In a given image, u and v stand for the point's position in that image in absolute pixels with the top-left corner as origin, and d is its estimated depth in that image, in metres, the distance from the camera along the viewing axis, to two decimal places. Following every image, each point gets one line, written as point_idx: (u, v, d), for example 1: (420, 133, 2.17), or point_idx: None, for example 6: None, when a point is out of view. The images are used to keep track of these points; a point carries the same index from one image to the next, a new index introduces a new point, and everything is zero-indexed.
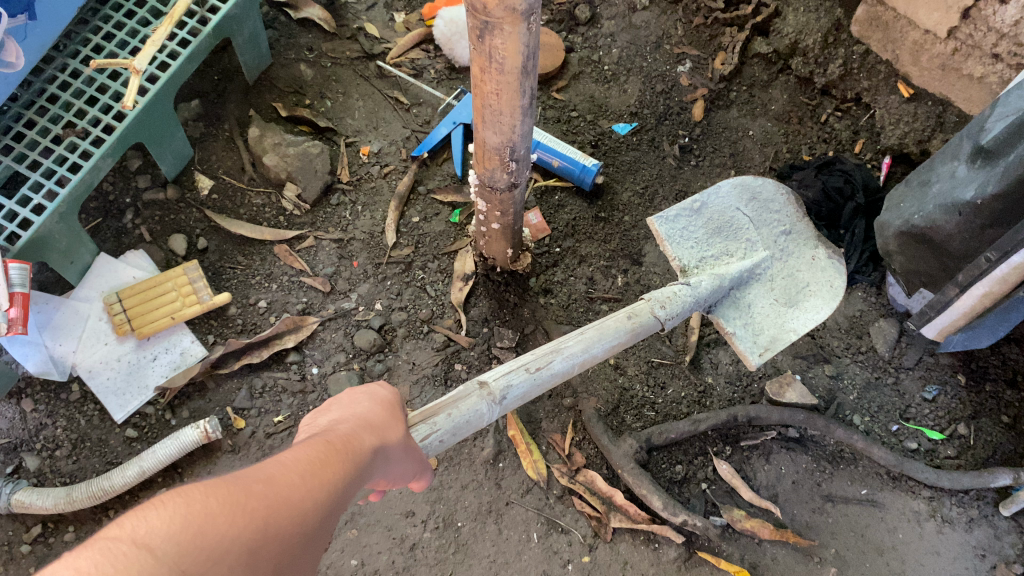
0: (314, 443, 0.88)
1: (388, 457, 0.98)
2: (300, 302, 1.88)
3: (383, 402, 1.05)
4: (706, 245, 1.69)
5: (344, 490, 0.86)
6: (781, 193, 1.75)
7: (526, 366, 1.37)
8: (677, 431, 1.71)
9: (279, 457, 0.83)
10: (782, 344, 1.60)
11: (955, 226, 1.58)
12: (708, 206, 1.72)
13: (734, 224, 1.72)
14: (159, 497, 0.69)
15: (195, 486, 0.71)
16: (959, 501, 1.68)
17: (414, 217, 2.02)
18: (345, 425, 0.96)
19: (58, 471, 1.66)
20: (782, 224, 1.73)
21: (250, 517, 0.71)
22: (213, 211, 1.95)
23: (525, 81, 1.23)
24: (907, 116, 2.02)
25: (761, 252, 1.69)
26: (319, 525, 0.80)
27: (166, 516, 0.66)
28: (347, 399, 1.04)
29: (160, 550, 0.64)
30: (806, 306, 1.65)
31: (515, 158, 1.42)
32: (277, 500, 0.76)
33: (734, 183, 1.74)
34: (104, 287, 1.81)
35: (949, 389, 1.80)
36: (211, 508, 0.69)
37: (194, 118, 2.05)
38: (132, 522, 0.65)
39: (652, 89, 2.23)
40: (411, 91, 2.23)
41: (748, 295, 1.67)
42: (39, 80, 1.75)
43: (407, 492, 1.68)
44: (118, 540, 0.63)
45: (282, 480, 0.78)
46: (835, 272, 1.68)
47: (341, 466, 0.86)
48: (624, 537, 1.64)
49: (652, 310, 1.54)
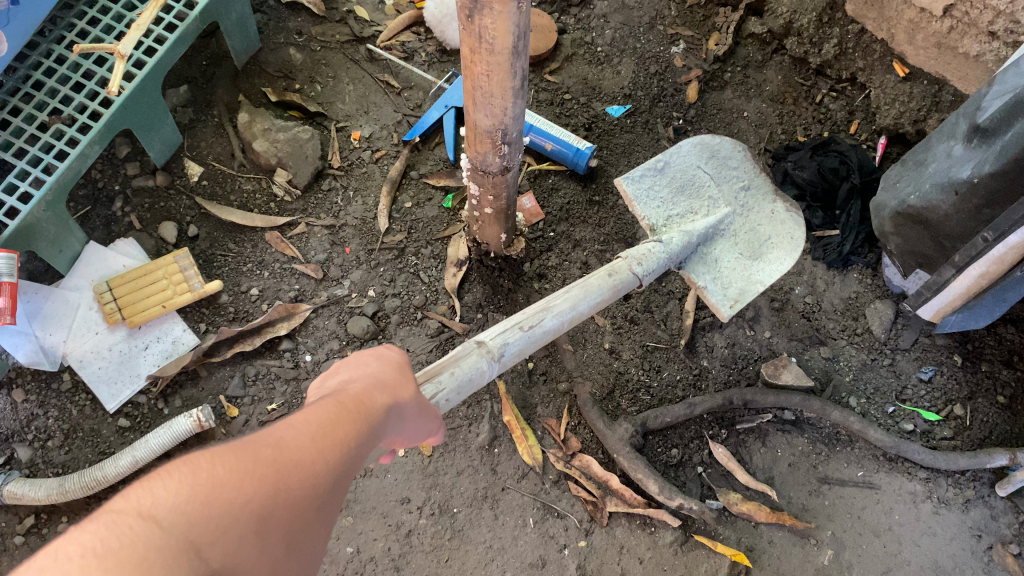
0: (325, 404, 0.87)
1: (401, 415, 0.97)
2: (292, 290, 1.86)
3: (392, 363, 1.03)
4: (672, 204, 1.69)
5: (357, 452, 0.85)
6: (738, 150, 1.75)
7: (519, 324, 1.36)
8: (673, 414, 1.70)
9: (288, 421, 0.82)
10: (751, 295, 1.61)
11: (951, 206, 1.57)
12: (671, 165, 1.71)
13: (695, 181, 1.72)
14: (163, 469, 0.68)
15: (201, 454, 0.70)
16: (955, 482, 1.68)
17: (407, 202, 2.01)
18: (357, 383, 0.94)
19: (50, 462, 1.65)
20: (742, 180, 1.73)
21: (260, 484, 0.71)
22: (203, 198, 1.93)
23: (516, 62, 1.21)
24: (903, 95, 1.98)
25: (724, 208, 1.70)
26: (332, 487, 0.79)
27: (172, 487, 0.65)
28: (355, 361, 1.02)
29: (166, 521, 0.62)
30: (770, 258, 1.65)
31: (507, 141, 1.41)
32: (287, 465, 0.74)
33: (695, 141, 1.73)
34: (94, 276, 1.80)
35: (946, 370, 1.79)
36: (217, 477, 0.68)
37: (182, 104, 2.02)
38: (137, 494, 0.64)
39: (646, 71, 2.21)
40: (402, 74, 2.20)
41: (714, 251, 1.67)
42: (23, 66, 1.72)
43: (402, 479, 1.67)
44: (124, 513, 0.62)
45: (292, 444, 0.77)
46: (795, 223, 1.69)
47: (354, 425, 0.85)
48: (621, 521, 1.64)
49: (630, 267, 1.54)
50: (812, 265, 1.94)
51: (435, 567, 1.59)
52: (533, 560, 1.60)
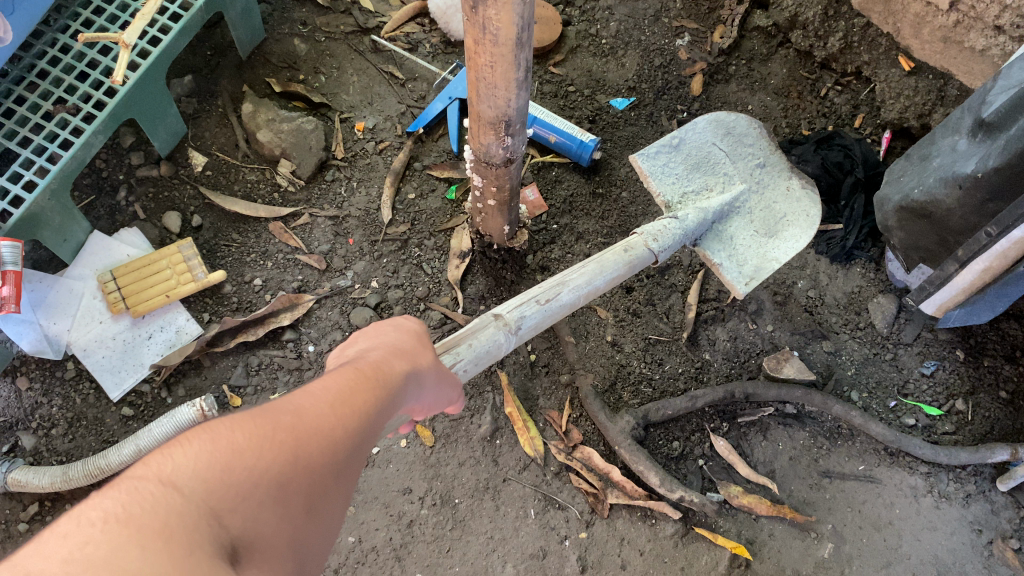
0: (345, 371, 0.88)
1: (421, 381, 0.98)
2: (296, 280, 1.87)
3: (410, 333, 1.04)
4: (687, 180, 1.69)
5: (378, 417, 0.86)
6: (753, 126, 1.75)
7: (536, 298, 1.37)
8: (674, 407, 1.71)
9: (307, 388, 0.83)
10: (767, 272, 1.62)
11: (955, 200, 1.56)
12: (686, 142, 1.71)
13: (711, 158, 1.72)
14: (184, 436, 0.70)
15: (222, 422, 0.72)
16: (956, 477, 1.68)
17: (410, 193, 2.01)
18: (375, 352, 0.96)
19: (55, 450, 1.66)
20: (757, 157, 1.73)
21: (280, 451, 0.72)
22: (207, 187, 1.94)
23: (520, 53, 1.20)
24: (908, 89, 1.98)
25: (739, 184, 1.70)
26: (351, 453, 0.81)
27: (192, 455, 0.66)
28: (374, 331, 1.03)
29: (186, 487, 0.64)
30: (785, 236, 1.66)
31: (512, 131, 1.40)
32: (306, 432, 0.76)
33: (709, 118, 1.74)
34: (98, 266, 1.80)
35: (948, 364, 1.79)
36: (236, 445, 0.70)
37: (186, 94, 2.02)
38: (158, 462, 0.65)
39: (650, 63, 2.20)
40: (405, 65, 2.20)
41: (728, 228, 1.68)
42: (28, 55, 1.73)
43: (404, 469, 1.68)
44: (145, 479, 0.63)
45: (312, 411, 0.78)
46: (811, 201, 1.69)
47: (373, 391, 0.87)
48: (622, 513, 1.65)
49: (644, 243, 1.55)
50: (816, 259, 1.94)
51: (435, 557, 1.60)
52: (533, 551, 1.61)
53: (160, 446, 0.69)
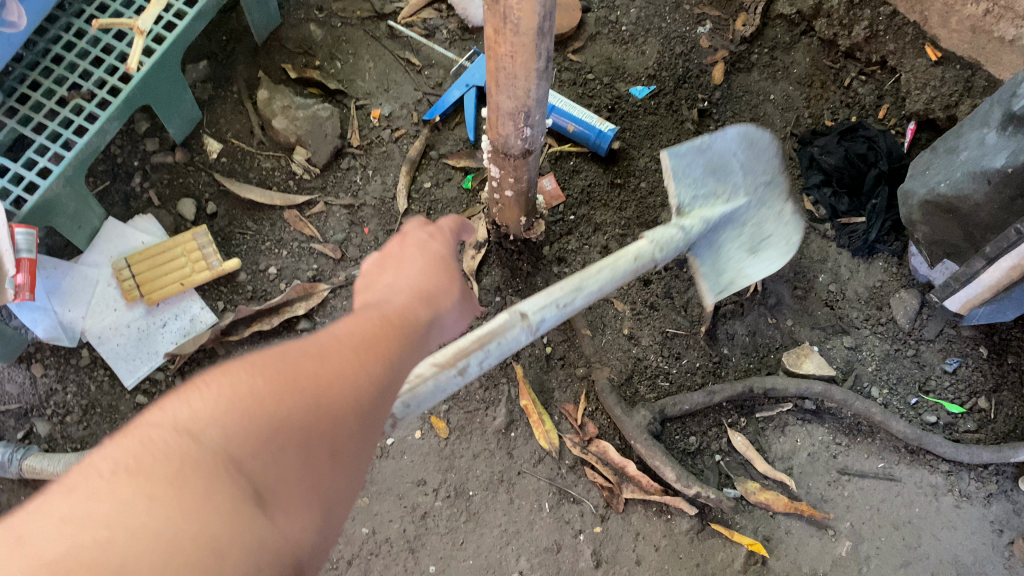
0: (369, 318, 0.89)
1: (441, 324, 1.01)
2: (311, 269, 1.87)
3: (432, 260, 1.06)
4: (701, 185, 1.60)
5: (402, 359, 0.87)
6: (773, 141, 1.64)
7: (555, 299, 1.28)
8: (692, 402, 1.69)
9: (331, 332, 0.84)
10: (735, 289, 1.64)
11: (984, 196, 1.54)
12: (713, 146, 1.58)
13: (728, 167, 1.61)
14: (204, 379, 0.72)
15: (242, 366, 0.74)
16: (978, 476, 1.66)
17: (426, 182, 1.99)
18: (398, 297, 0.97)
19: (69, 437, 1.68)
20: (767, 175, 1.65)
21: (302, 394, 0.73)
22: (222, 174, 1.92)
23: (542, 42, 1.18)
24: (934, 80, 1.96)
25: (743, 198, 1.63)
26: (382, 397, 0.81)
27: (209, 398, 0.68)
28: (401, 259, 1.06)
29: (201, 435, 0.65)
30: (763, 257, 1.63)
31: (530, 123, 1.38)
32: (331, 375, 0.77)
33: (740, 129, 1.60)
34: (113, 253, 1.79)
35: (970, 362, 1.76)
36: (254, 389, 0.71)
37: (202, 80, 2.01)
38: (175, 408, 0.68)
39: (671, 51, 2.16)
40: (423, 51, 2.14)
41: (717, 239, 1.66)
42: (43, 41, 1.71)
43: (418, 460, 1.67)
44: (161, 426, 0.66)
45: (336, 351, 0.80)
46: (795, 228, 1.62)
47: (395, 337, 0.88)
48: (637, 508, 1.63)
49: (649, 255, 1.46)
50: (837, 253, 1.90)
51: (449, 549, 1.60)
52: (548, 544, 1.60)
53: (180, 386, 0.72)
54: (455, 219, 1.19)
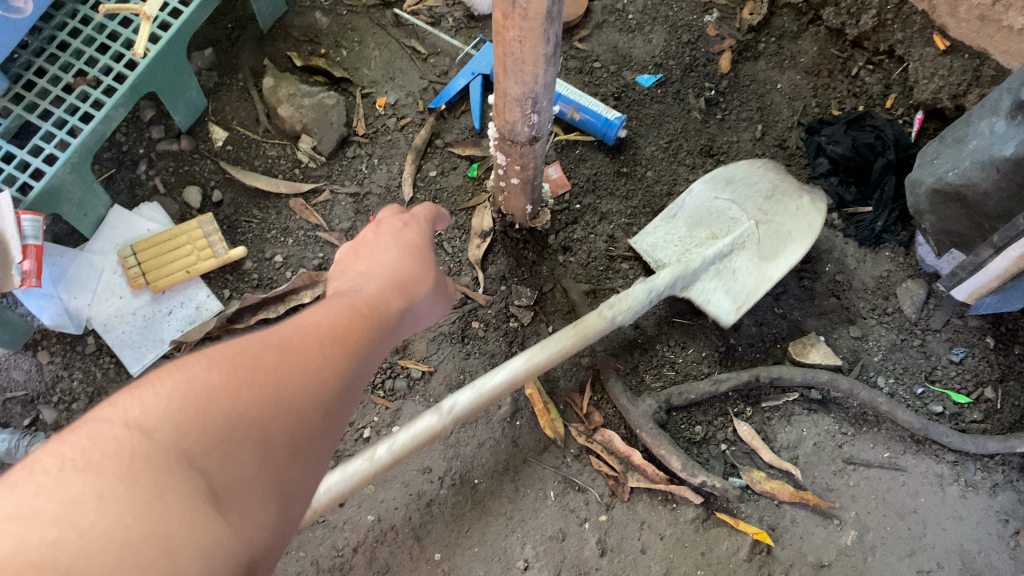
0: (332, 312, 0.92)
1: (413, 314, 1.10)
2: (317, 258, 1.86)
3: (406, 251, 1.17)
4: (688, 239, 1.75)
5: (363, 355, 0.90)
6: (754, 167, 1.79)
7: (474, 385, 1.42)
8: (697, 392, 1.68)
9: (295, 324, 0.86)
10: (757, 296, 1.68)
11: (992, 184, 1.53)
12: (684, 207, 1.79)
13: (713, 210, 1.76)
14: (158, 373, 0.71)
15: (199, 358, 0.73)
16: (984, 466, 1.66)
17: (431, 171, 1.98)
18: (371, 287, 1.05)
19: (75, 424, 1.67)
20: (763, 191, 1.74)
21: (259, 389, 0.73)
22: (227, 162, 1.92)
23: (550, 27, 1.17)
24: (942, 70, 1.92)
25: (745, 222, 1.69)
26: (343, 390, 0.83)
27: (162, 393, 0.67)
28: (378, 252, 1.16)
29: (153, 430, 0.64)
30: (788, 253, 1.69)
31: (537, 110, 1.38)
32: (290, 369, 0.77)
33: (705, 180, 1.80)
34: (119, 240, 1.80)
35: (977, 352, 1.75)
36: (212, 382, 0.71)
37: (208, 67, 2.00)
38: (125, 404, 0.66)
39: (677, 40, 2.16)
40: (428, 39, 2.14)
41: (730, 264, 1.69)
42: (48, 27, 1.71)
43: (423, 449, 1.67)
44: (111, 424, 0.64)
45: (296, 346, 0.81)
46: (814, 214, 1.71)
47: (359, 332, 0.92)
48: (642, 496, 1.63)
49: (602, 315, 1.51)
50: (843, 243, 1.90)
51: (454, 537, 1.60)
52: (553, 532, 1.60)
53: (133, 382, 0.71)
54: (430, 207, 1.34)
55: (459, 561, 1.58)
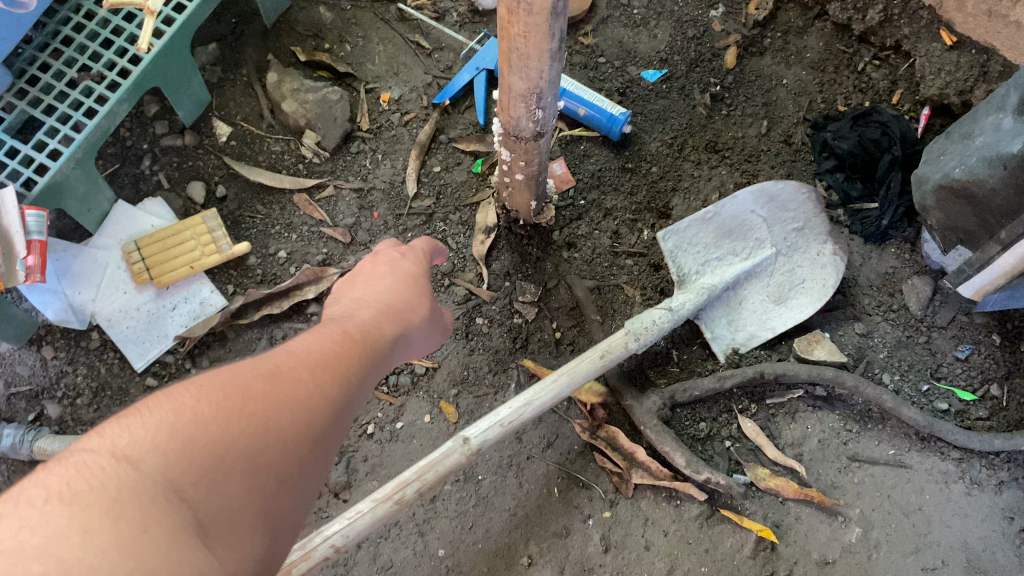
0: (323, 340, 1.01)
1: (407, 339, 1.19)
2: (320, 253, 1.86)
3: (404, 277, 1.27)
4: (714, 249, 1.75)
5: (350, 381, 0.98)
6: (799, 192, 1.75)
7: (500, 419, 1.44)
8: (702, 388, 1.68)
9: (287, 354, 0.94)
10: (758, 341, 1.75)
11: (999, 180, 1.52)
12: (722, 214, 1.74)
13: (746, 224, 1.75)
14: (144, 406, 0.76)
15: (185, 392, 0.79)
16: (989, 463, 1.65)
17: (435, 166, 1.98)
18: (366, 313, 1.14)
19: (79, 419, 1.68)
20: (796, 221, 1.77)
21: (246, 422, 0.80)
22: (231, 157, 1.92)
23: (555, 22, 1.16)
24: (949, 65, 1.91)
25: (768, 249, 1.75)
26: (330, 417, 0.92)
27: (150, 426, 0.72)
28: (375, 276, 1.26)
29: (139, 461, 0.69)
30: (794, 303, 1.75)
31: (542, 105, 1.38)
32: (280, 401, 0.86)
33: (753, 189, 1.73)
34: (122, 236, 1.79)
35: (983, 349, 1.75)
36: (200, 415, 0.76)
37: (212, 62, 2.00)
38: (111, 437, 0.70)
39: (683, 35, 2.15)
40: (432, 34, 2.13)
41: (741, 292, 1.77)
42: (52, 22, 1.71)
43: (427, 445, 1.67)
44: (97, 455, 0.68)
45: (282, 378, 0.89)
46: (833, 271, 1.76)
47: (350, 359, 1.01)
48: (646, 493, 1.63)
49: (625, 342, 1.58)
50: (849, 239, 1.89)
51: (458, 533, 1.60)
52: (557, 529, 1.60)
53: (119, 414, 0.75)
54: (431, 241, 1.43)
55: (463, 557, 1.58)
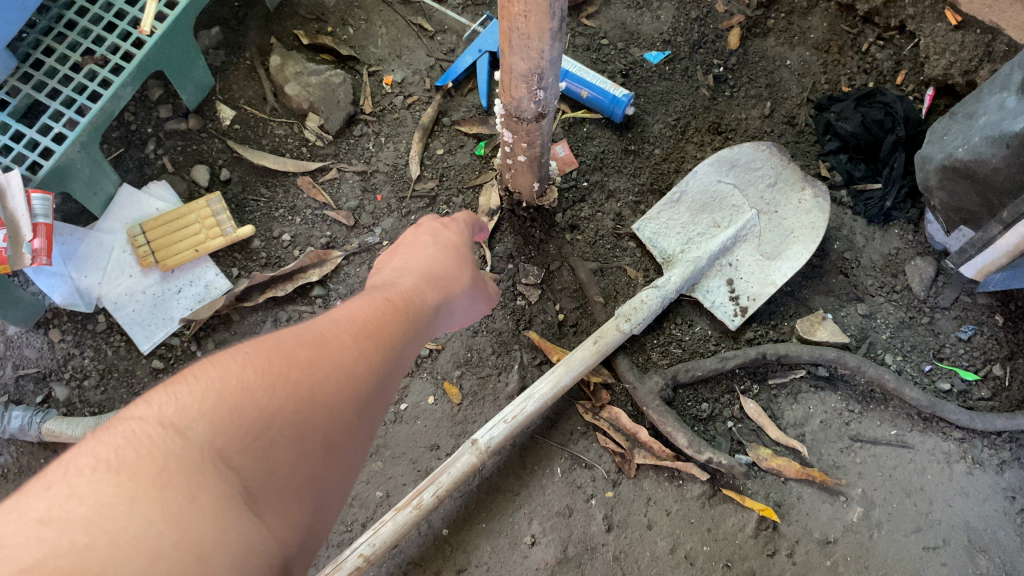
0: (366, 307, 1.01)
1: (448, 307, 1.20)
2: (324, 236, 1.87)
3: (444, 247, 1.28)
4: (693, 227, 1.80)
5: (395, 349, 0.99)
6: (758, 150, 1.83)
7: (503, 417, 1.50)
8: (704, 368, 1.69)
9: (332, 320, 0.94)
10: (765, 297, 1.74)
11: (1001, 160, 1.52)
12: (688, 192, 1.81)
13: (717, 196, 1.81)
14: (194, 372, 0.77)
15: (234, 359, 0.80)
16: (991, 443, 1.66)
17: (438, 149, 1.98)
18: (408, 282, 1.14)
19: (87, 401, 1.69)
20: (767, 178, 1.82)
21: (293, 389, 0.80)
22: (235, 141, 1.92)
23: (556, 2, 1.16)
24: (954, 45, 1.90)
25: (748, 212, 1.79)
26: (375, 383, 0.92)
27: (196, 394, 0.74)
28: (416, 246, 1.27)
29: (186, 429, 0.70)
30: (789, 255, 1.76)
31: (543, 86, 1.38)
32: (325, 367, 0.86)
33: (711, 160, 1.81)
34: (127, 220, 1.81)
35: (986, 329, 1.75)
36: (246, 382, 0.77)
37: (214, 46, 1.97)
38: (159, 405, 0.72)
39: (686, 15, 2.14)
40: (435, 17, 2.13)
41: (734, 256, 1.78)
42: (56, 6, 1.72)
43: (431, 426, 1.68)
44: (145, 423, 0.70)
45: (327, 344, 0.89)
46: (819, 213, 1.78)
47: (394, 327, 1.00)
48: (649, 473, 1.64)
49: (617, 326, 1.62)
50: (852, 221, 1.90)
51: (462, 512, 1.61)
52: (559, 509, 1.61)
53: (167, 381, 0.77)
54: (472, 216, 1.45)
55: (467, 536, 1.59)
